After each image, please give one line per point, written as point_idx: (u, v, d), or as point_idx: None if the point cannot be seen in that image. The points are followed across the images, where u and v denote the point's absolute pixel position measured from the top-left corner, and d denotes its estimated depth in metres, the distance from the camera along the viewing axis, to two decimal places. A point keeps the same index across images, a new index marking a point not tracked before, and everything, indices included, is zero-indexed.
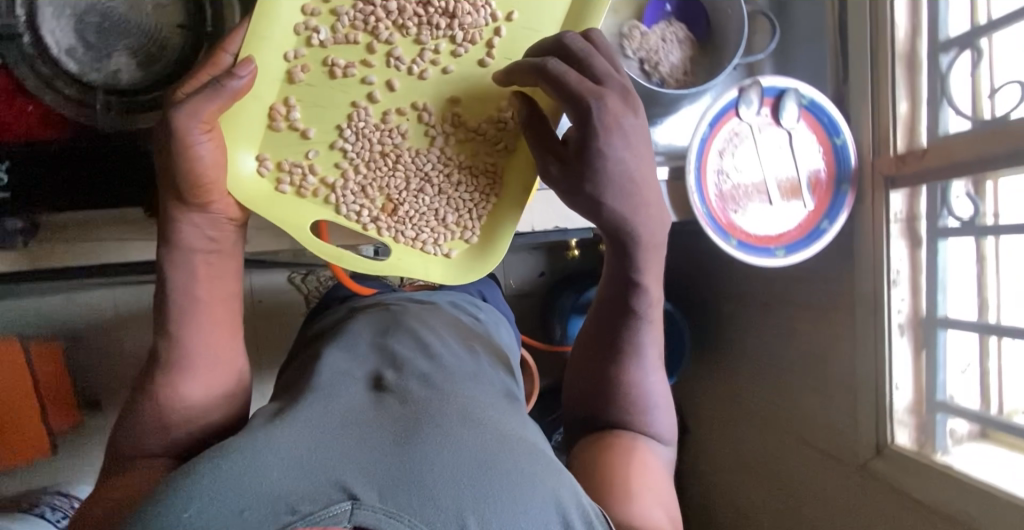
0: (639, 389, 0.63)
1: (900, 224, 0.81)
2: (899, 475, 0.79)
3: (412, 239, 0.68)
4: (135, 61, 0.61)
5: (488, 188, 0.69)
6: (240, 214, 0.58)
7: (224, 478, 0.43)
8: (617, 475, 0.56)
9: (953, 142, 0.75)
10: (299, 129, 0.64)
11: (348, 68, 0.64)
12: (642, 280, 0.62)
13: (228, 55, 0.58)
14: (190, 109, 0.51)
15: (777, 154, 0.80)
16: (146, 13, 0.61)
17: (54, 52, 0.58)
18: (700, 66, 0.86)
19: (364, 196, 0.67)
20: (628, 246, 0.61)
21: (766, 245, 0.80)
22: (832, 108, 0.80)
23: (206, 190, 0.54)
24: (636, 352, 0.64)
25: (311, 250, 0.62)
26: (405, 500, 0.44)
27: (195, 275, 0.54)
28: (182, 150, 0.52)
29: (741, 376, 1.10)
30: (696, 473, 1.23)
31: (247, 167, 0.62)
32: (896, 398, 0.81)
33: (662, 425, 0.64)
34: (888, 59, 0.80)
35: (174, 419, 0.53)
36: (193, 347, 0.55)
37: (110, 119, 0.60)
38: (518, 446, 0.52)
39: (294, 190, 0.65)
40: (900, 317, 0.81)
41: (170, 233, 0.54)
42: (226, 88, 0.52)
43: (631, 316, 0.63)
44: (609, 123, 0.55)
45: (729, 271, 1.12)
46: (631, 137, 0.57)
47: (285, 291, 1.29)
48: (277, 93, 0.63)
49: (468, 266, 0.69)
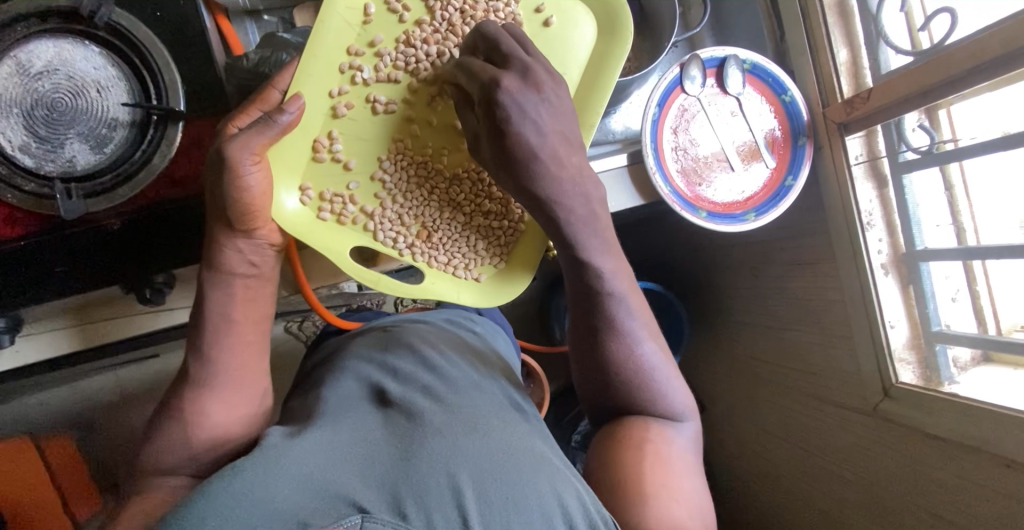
0: (635, 364, 0.60)
1: (864, 165, 0.82)
2: (911, 414, 0.78)
3: (445, 263, 0.70)
4: (88, 146, 0.61)
5: (518, 216, 0.71)
6: (282, 240, 0.60)
7: (244, 486, 0.43)
8: (623, 470, 0.55)
9: (895, 77, 0.74)
10: (341, 161, 0.67)
11: (390, 105, 0.67)
12: (588, 257, 0.59)
13: (276, 91, 0.60)
14: (241, 143, 0.53)
15: (729, 122, 0.81)
16: (91, 98, 0.61)
17: (5, 151, 0.59)
18: (641, 50, 0.88)
19: (400, 224, 0.69)
20: (561, 228, 0.58)
21: (736, 211, 0.81)
22: (774, 67, 0.81)
23: (254, 218, 0.56)
24: (615, 329, 0.60)
25: (349, 273, 0.64)
26: (413, 510, 0.45)
27: (233, 298, 0.56)
28: (233, 179, 0.53)
29: (744, 343, 1.10)
30: (719, 448, 1.23)
31: (291, 200, 0.65)
32: (894, 336, 0.82)
33: (674, 394, 0.61)
34: (820, 10, 0.81)
35: (199, 440, 0.54)
36: (223, 367, 0.56)
37: (73, 204, 0.59)
38: (524, 449, 0.52)
39: (334, 218, 0.67)
40: (881, 258, 0.82)
41: (214, 257, 0.56)
42: (275, 123, 0.56)
43: (598, 296, 0.59)
44: (503, 100, 0.55)
45: (713, 242, 1.13)
46: (533, 113, 0.56)
47: (282, 341, 1.30)
48: (322, 127, 0.65)
49: (498, 292, 0.71)
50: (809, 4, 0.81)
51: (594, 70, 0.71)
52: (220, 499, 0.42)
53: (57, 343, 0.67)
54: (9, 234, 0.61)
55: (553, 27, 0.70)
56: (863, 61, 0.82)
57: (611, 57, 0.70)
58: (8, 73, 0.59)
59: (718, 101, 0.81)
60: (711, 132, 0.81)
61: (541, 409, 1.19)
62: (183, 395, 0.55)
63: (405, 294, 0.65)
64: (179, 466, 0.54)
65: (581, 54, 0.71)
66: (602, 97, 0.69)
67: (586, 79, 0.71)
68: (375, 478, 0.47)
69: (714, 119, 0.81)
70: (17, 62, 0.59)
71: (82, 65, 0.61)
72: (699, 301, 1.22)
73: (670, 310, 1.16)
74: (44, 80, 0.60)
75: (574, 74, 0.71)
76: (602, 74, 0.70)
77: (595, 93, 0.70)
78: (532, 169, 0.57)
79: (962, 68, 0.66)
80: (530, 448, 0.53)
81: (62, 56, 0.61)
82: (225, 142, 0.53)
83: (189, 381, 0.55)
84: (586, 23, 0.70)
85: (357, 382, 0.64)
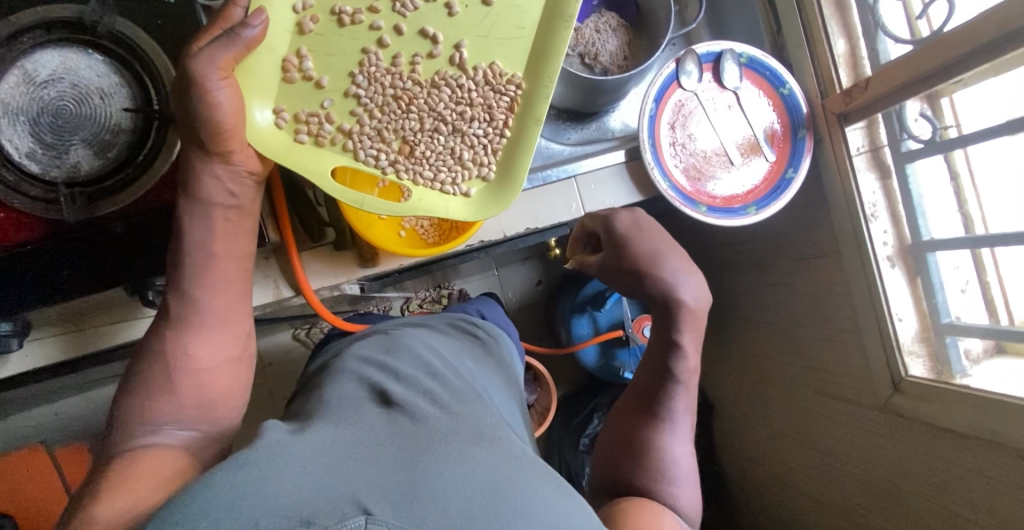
0: (670, 457, 0.63)
1: (866, 155, 0.82)
2: (921, 407, 0.76)
3: (431, 179, 0.69)
4: (92, 151, 0.63)
5: (501, 122, 0.71)
6: (261, 170, 0.61)
7: (240, 485, 0.43)
8: (635, 509, 0.58)
9: (889, 67, 0.73)
10: (313, 79, 0.66)
11: (356, 15, 0.66)
12: (681, 341, 0.64)
13: (238, 9, 0.59)
14: (206, 57, 0.53)
15: (728, 117, 0.81)
16: (95, 105, 0.63)
17: (12, 158, 0.60)
18: (637, 48, 0.88)
19: (380, 141, 0.68)
20: (670, 309, 0.64)
21: (737, 205, 0.80)
22: (772, 59, 0.81)
23: (226, 140, 0.56)
24: (670, 417, 0.64)
25: (333, 195, 0.62)
26: (418, 514, 0.44)
27: (213, 229, 0.58)
28: (201, 96, 0.54)
29: (752, 341, 1.09)
30: (730, 449, 1.21)
31: (264, 119, 0.64)
32: (902, 330, 0.80)
33: (686, 501, 0.62)
34: (816, 2, 0.80)
35: (184, 382, 0.56)
36: (205, 307, 0.58)
37: (77, 209, 0.61)
38: (531, 469, 0.53)
39: (311, 140, 0.66)
40: (887, 250, 0.81)
41: (191, 185, 0.57)
42: (240, 37, 0.55)
43: (669, 379, 0.64)
44: (628, 228, 0.65)
45: (720, 240, 1.13)
46: (648, 234, 0.65)
47: (290, 349, 1.31)
48: (289, 45, 0.65)
49: (493, 197, 0.70)
50: None
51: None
52: (220, 498, 0.41)
53: (67, 347, 0.69)
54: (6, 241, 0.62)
55: None
56: (862, 52, 0.82)
57: None
58: (15, 83, 0.60)
59: (715, 96, 0.81)
60: (710, 128, 0.81)
61: (548, 413, 1.19)
62: (164, 336, 0.57)
63: (395, 214, 0.64)
64: (169, 420, 0.55)
65: None
66: None
67: None
68: (379, 480, 0.46)
69: (712, 115, 0.81)
70: (24, 72, 0.61)
71: (86, 72, 0.63)
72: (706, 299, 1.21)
73: None
74: (49, 88, 0.61)
75: None
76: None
77: None
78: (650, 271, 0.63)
79: (953, 57, 0.66)
80: (530, 457, 0.56)
81: (67, 64, 0.62)
82: (189, 57, 0.53)
83: (172, 323, 0.57)
84: None
85: (357, 382, 0.64)
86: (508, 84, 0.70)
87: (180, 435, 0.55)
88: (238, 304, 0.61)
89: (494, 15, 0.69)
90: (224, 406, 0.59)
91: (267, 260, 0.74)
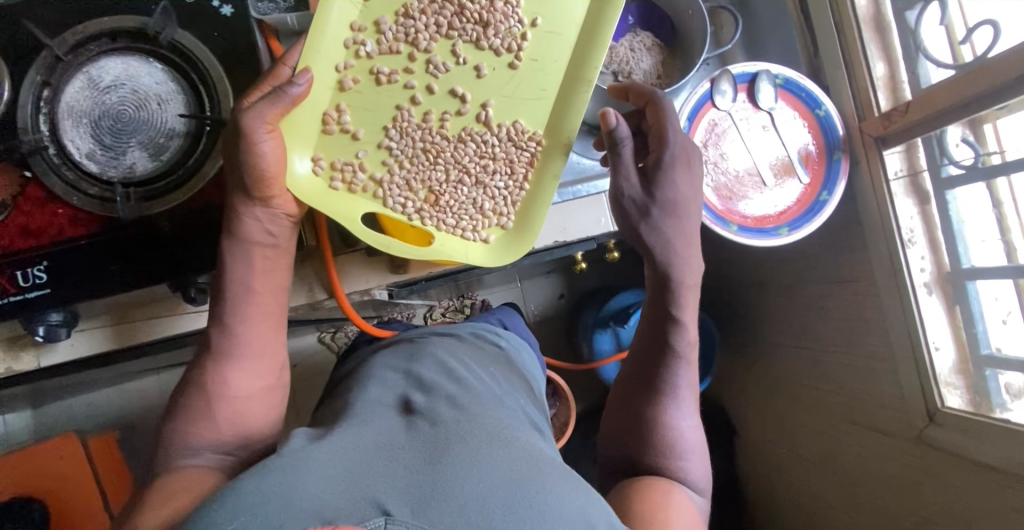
0: (676, 430, 0.67)
1: (904, 181, 0.80)
2: (957, 439, 0.74)
3: (453, 226, 0.73)
4: (147, 154, 0.67)
5: (522, 176, 0.74)
6: (297, 211, 0.64)
7: (268, 489, 0.44)
8: (648, 500, 0.61)
9: (934, 89, 0.73)
10: (350, 132, 0.69)
11: (392, 75, 0.69)
12: (681, 315, 0.70)
13: (286, 68, 0.64)
14: (256, 112, 0.57)
15: (762, 138, 0.81)
16: (152, 110, 0.67)
17: (74, 157, 0.65)
18: (671, 67, 0.89)
19: (408, 190, 0.72)
20: (667, 285, 0.70)
21: (768, 225, 0.79)
22: (808, 82, 0.81)
23: (268, 186, 0.60)
24: (673, 392, 0.69)
25: (364, 239, 0.66)
26: (437, 515, 0.44)
27: (252, 266, 0.61)
28: (248, 147, 0.57)
29: (777, 365, 1.08)
30: (753, 475, 1.19)
31: (303, 168, 0.68)
32: (939, 360, 0.78)
33: (695, 472, 0.66)
34: (856, 26, 0.80)
35: (222, 410, 0.58)
36: (243, 339, 0.60)
37: (131, 207, 0.65)
38: (548, 466, 0.53)
39: (345, 187, 0.70)
40: (924, 276, 0.79)
41: (233, 225, 0.61)
42: (286, 94, 0.59)
43: (670, 356, 0.69)
44: (682, 158, 0.68)
45: (746, 261, 1.11)
46: (694, 179, 0.69)
47: (314, 351, 1.33)
48: (330, 100, 0.69)
49: (509, 248, 0.74)
50: (843, 20, 0.81)
51: (589, 30, 0.72)
52: (247, 502, 0.43)
53: (109, 339, 0.72)
54: (71, 234, 0.65)
55: None
56: (902, 76, 0.81)
57: (608, 9, 0.71)
58: (81, 88, 0.66)
59: (750, 115, 0.81)
60: (743, 148, 0.81)
61: (567, 428, 1.18)
62: (205, 366, 0.59)
63: (420, 257, 0.68)
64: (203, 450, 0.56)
65: (578, 12, 0.72)
66: (600, 49, 0.71)
67: (582, 38, 0.72)
68: (400, 483, 0.46)
69: (745, 135, 0.81)
70: (89, 78, 0.66)
71: (146, 80, 0.67)
72: (734, 321, 1.20)
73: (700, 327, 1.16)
74: (112, 94, 0.66)
75: (573, 33, 0.72)
76: (595, 38, 0.71)
77: (594, 41, 0.71)
78: (677, 215, 0.69)
79: (995, 84, 0.65)
80: (546, 456, 0.55)
81: (128, 72, 0.67)
82: (242, 112, 0.57)
83: (213, 355, 0.60)
84: None
85: (383, 388, 0.66)
86: (530, 140, 0.73)
87: (217, 458, 0.57)
88: (273, 336, 0.63)
89: (520, 77, 0.72)
90: (254, 411, 0.60)
91: (301, 263, 0.75)
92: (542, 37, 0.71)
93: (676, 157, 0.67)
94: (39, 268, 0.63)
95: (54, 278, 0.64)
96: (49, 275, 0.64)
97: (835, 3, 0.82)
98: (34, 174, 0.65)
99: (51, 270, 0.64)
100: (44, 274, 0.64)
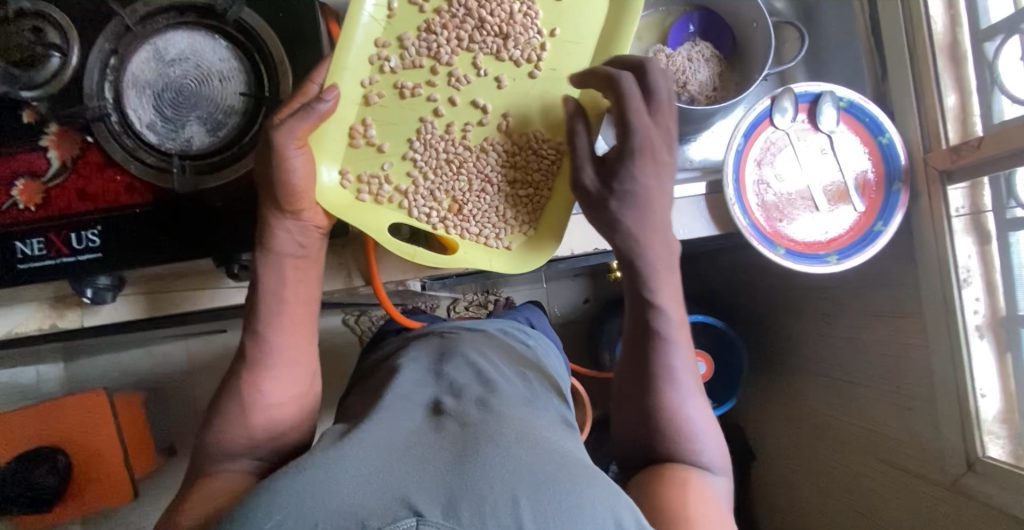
0: (680, 414, 0.64)
1: (965, 218, 0.77)
2: (994, 491, 0.72)
3: (476, 235, 0.72)
4: (205, 129, 0.68)
5: (544, 184, 0.73)
6: (326, 223, 0.66)
7: (300, 489, 0.44)
8: (672, 495, 0.57)
9: (1011, 127, 0.69)
10: (375, 145, 0.70)
11: (416, 89, 0.70)
12: (657, 299, 0.66)
13: (314, 85, 0.65)
14: (286, 129, 0.59)
15: (819, 160, 0.79)
16: (214, 86, 0.68)
17: (135, 126, 0.67)
18: (729, 80, 0.87)
19: (432, 200, 0.72)
20: (642, 272, 0.66)
21: (817, 251, 0.77)
22: (874, 107, 0.78)
23: (298, 199, 0.61)
24: (669, 377, 0.65)
25: (388, 248, 0.67)
26: (467, 515, 0.44)
27: (284, 277, 0.62)
28: (279, 163, 0.59)
29: (806, 394, 1.05)
30: (768, 500, 1.17)
31: (329, 179, 0.68)
32: (984, 406, 0.75)
33: (710, 451, 0.64)
34: (931, 52, 0.77)
35: (257, 417, 0.59)
36: (276, 349, 0.61)
37: (187, 179, 0.66)
38: (576, 468, 0.50)
39: (371, 199, 0.70)
40: (976, 319, 0.76)
41: (265, 238, 0.62)
42: (314, 111, 0.60)
43: (657, 340, 0.66)
44: (644, 149, 0.64)
45: (782, 284, 1.09)
46: (659, 170, 0.66)
47: (339, 332, 1.35)
48: (356, 115, 0.69)
49: (529, 256, 0.73)
50: (918, 46, 0.78)
51: (604, 44, 0.72)
52: (282, 500, 0.44)
53: (151, 305, 0.73)
54: (126, 202, 0.66)
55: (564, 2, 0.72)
56: (974, 108, 0.78)
57: (624, 22, 0.71)
58: (146, 59, 0.67)
59: (808, 136, 0.78)
60: (798, 169, 0.78)
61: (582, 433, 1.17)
62: (241, 377, 0.60)
63: (438, 264, 0.69)
64: (239, 450, 0.58)
65: (594, 26, 0.72)
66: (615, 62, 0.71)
67: (598, 52, 0.72)
68: (429, 481, 0.46)
69: (802, 155, 0.78)
70: (155, 50, 0.67)
71: (210, 56, 0.68)
72: (765, 343, 1.17)
73: (729, 346, 1.14)
74: (176, 67, 0.67)
75: (590, 45, 0.72)
76: (612, 50, 0.71)
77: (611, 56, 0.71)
78: (640, 207, 0.66)
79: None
80: (579, 460, 0.53)
81: (193, 47, 0.67)
82: (272, 128, 0.59)
83: (248, 363, 0.61)
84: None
85: (414, 383, 0.66)
86: (551, 148, 0.73)
87: (251, 458, 0.59)
88: (306, 346, 0.64)
89: (540, 85, 0.72)
90: (289, 405, 0.61)
91: (343, 247, 0.76)
92: (560, 47, 0.72)
93: (639, 146, 0.64)
94: (94, 232, 0.65)
95: (106, 242, 0.65)
96: (101, 239, 0.65)
97: (911, 28, 0.78)
98: (95, 139, 0.66)
99: (104, 234, 0.65)
100: (97, 238, 0.65)
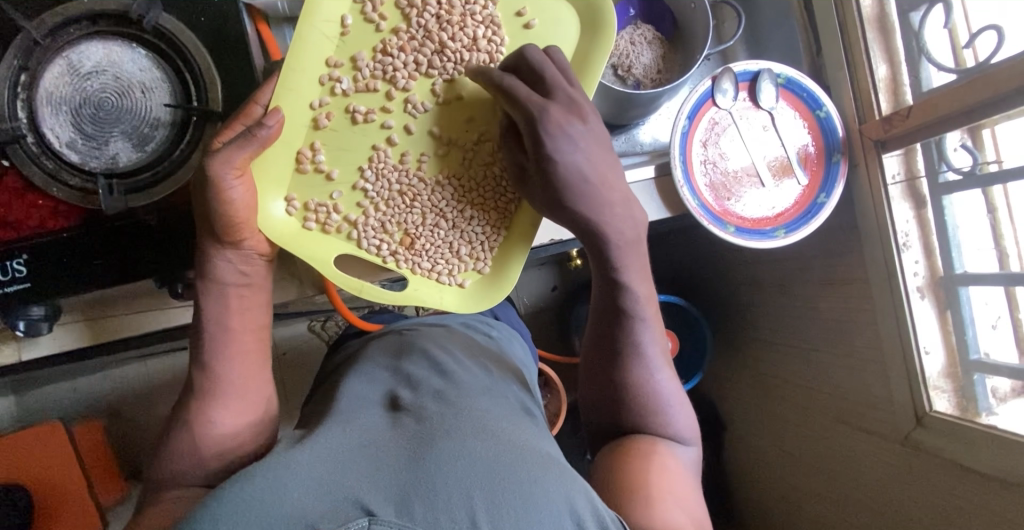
0: (649, 388, 0.63)
1: (901, 185, 0.80)
2: (943, 443, 0.76)
3: (428, 270, 0.72)
4: (131, 144, 0.65)
5: (498, 220, 0.73)
6: (270, 250, 0.63)
7: (249, 495, 0.43)
8: (639, 480, 0.57)
9: (936, 95, 0.72)
10: (324, 172, 0.68)
11: (369, 114, 0.68)
12: (624, 279, 0.63)
13: (258, 106, 0.61)
14: (224, 157, 0.56)
15: (762, 137, 0.80)
16: (137, 99, 0.65)
17: (53, 147, 0.63)
18: (672, 62, 0.87)
19: (383, 232, 0.71)
20: (602, 248, 0.63)
21: (765, 227, 0.79)
22: (809, 81, 0.80)
23: (239, 230, 0.59)
24: (638, 353, 0.64)
25: (336, 283, 0.66)
26: (420, 513, 0.43)
27: (228, 306, 0.59)
28: (217, 194, 0.56)
29: (767, 365, 1.08)
30: (738, 469, 1.21)
31: (277, 209, 0.66)
32: (928, 364, 0.79)
33: (680, 424, 0.64)
34: (860, 26, 0.79)
35: (207, 447, 0.57)
36: (226, 378, 0.59)
37: (114, 199, 0.62)
38: (532, 455, 0.51)
39: (319, 227, 0.69)
40: (917, 281, 0.79)
41: (205, 268, 0.59)
42: (257, 137, 0.57)
43: (624, 318, 0.64)
44: (553, 131, 0.59)
45: (737, 259, 1.11)
46: (579, 141, 0.60)
47: (305, 340, 1.32)
48: (304, 139, 0.67)
49: (482, 295, 0.73)
50: (847, 20, 0.80)
51: (576, 69, 0.70)
52: (228, 510, 0.42)
53: (91, 334, 0.70)
54: (52, 227, 0.63)
55: (534, 32, 0.70)
56: (903, 78, 0.80)
57: (594, 55, 0.69)
58: (59, 74, 0.63)
59: (749, 115, 0.80)
60: (742, 146, 0.80)
61: (557, 421, 1.18)
62: (190, 407, 0.58)
63: (391, 301, 0.67)
64: (188, 478, 0.56)
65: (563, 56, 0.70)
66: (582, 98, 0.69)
67: None
68: (381, 480, 0.46)
69: (745, 133, 0.80)
70: (68, 63, 0.63)
71: (129, 66, 0.64)
72: (725, 318, 1.20)
73: (693, 323, 1.16)
74: (92, 80, 0.63)
75: None
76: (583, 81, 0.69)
77: None
78: (576, 189, 0.61)
79: (986, 98, 0.66)
80: (538, 449, 0.53)
81: (110, 57, 0.64)
82: (208, 156, 0.56)
83: (196, 395, 0.59)
84: (567, 26, 0.70)
85: (372, 383, 0.65)
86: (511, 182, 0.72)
87: (204, 486, 0.57)
88: (258, 372, 0.62)
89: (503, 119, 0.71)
90: (242, 431, 0.59)
91: (294, 257, 0.74)
92: None
93: (550, 134, 0.59)
94: (20, 261, 0.61)
95: (35, 270, 0.61)
96: (29, 268, 0.61)
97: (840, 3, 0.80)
98: (12, 163, 0.62)
99: (33, 262, 0.61)
100: (24, 267, 0.61)
